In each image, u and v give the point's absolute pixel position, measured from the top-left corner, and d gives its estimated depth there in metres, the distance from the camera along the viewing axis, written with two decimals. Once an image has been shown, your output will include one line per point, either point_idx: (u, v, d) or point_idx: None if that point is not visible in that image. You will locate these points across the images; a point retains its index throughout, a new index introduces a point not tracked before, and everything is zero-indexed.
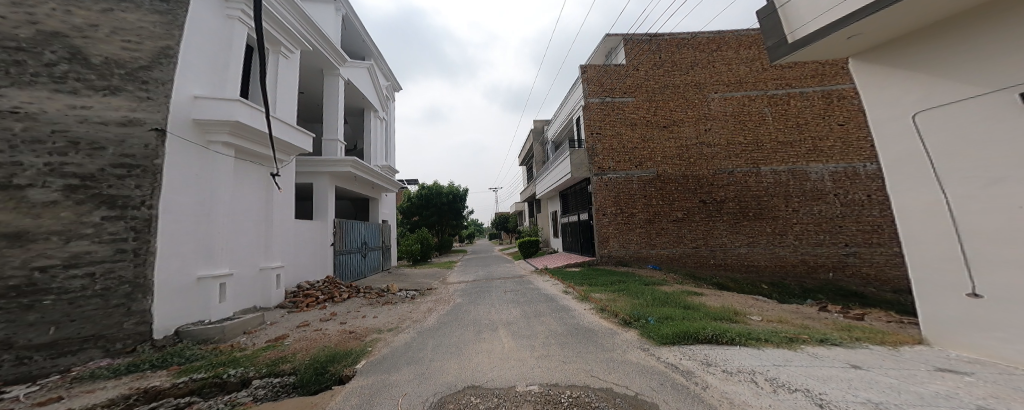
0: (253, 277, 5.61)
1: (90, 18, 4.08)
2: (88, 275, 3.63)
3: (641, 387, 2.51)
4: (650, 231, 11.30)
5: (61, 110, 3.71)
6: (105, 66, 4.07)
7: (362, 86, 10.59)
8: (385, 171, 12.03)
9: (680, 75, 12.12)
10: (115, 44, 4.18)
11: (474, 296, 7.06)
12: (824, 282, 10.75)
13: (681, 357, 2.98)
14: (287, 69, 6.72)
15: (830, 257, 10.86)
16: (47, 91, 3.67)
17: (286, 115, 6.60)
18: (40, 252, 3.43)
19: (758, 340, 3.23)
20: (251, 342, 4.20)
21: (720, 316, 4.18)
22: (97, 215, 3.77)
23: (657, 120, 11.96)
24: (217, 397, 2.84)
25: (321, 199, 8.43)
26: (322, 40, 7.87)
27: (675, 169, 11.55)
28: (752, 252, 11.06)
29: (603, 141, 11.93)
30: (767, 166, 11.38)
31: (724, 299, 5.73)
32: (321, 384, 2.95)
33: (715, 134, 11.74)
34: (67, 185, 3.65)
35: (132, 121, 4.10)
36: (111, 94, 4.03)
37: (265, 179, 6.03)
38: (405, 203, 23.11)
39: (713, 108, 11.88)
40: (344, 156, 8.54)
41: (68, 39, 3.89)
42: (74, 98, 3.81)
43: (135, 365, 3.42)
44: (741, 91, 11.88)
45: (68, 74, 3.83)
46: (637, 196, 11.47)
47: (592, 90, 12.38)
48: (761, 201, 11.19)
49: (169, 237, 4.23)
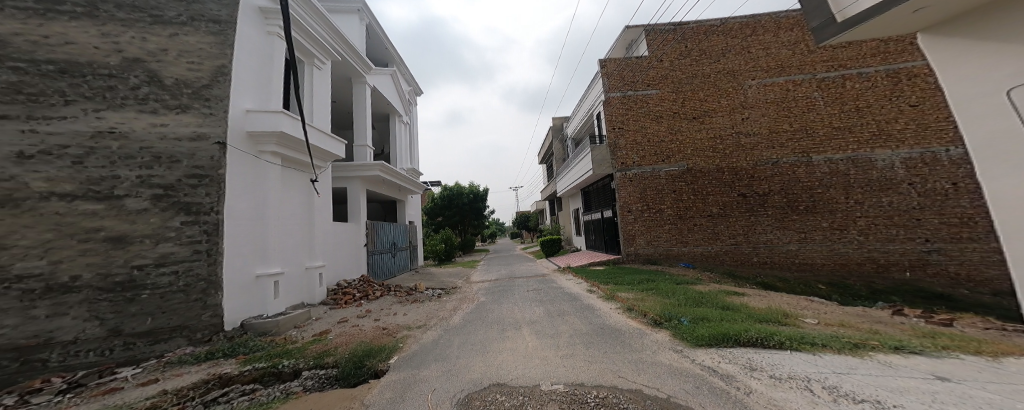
0: (301, 275, 6.04)
1: (162, 43, 4.63)
2: (173, 273, 4.22)
3: (673, 389, 2.37)
4: (680, 228, 10.62)
5: (146, 128, 4.31)
6: (175, 86, 4.60)
7: (387, 92, 11.20)
8: (410, 173, 12.55)
9: (710, 63, 11.32)
10: (182, 66, 4.69)
11: (498, 295, 7.10)
12: (899, 283, 9.29)
13: (719, 361, 2.74)
14: (320, 80, 7.06)
15: (906, 255, 9.43)
16: (134, 112, 4.28)
17: (322, 122, 6.93)
18: (136, 253, 4.05)
19: (814, 345, 2.84)
20: (301, 336, 4.59)
21: (767, 318, 3.75)
22: (177, 220, 4.34)
23: (685, 111, 11.23)
24: (274, 385, 3.22)
25: (354, 203, 8.92)
26: (352, 51, 8.30)
27: (708, 162, 10.76)
28: (803, 249, 9.99)
29: (625, 135, 11.36)
30: (821, 155, 10.24)
31: (770, 300, 5.18)
32: (359, 377, 3.19)
33: (753, 123, 10.80)
34: (154, 194, 4.24)
35: (200, 135, 4.62)
36: (181, 112, 4.57)
37: (307, 185, 6.40)
38: (429, 204, 23.84)
39: (750, 96, 10.96)
40: (372, 160, 8.95)
41: (146, 64, 4.47)
42: (155, 117, 4.40)
43: (211, 353, 3.92)
44: (783, 76, 10.89)
45: (149, 95, 4.41)
46: (664, 191, 10.82)
47: (613, 85, 11.77)
48: (814, 194, 10.07)
49: (232, 239, 4.68)
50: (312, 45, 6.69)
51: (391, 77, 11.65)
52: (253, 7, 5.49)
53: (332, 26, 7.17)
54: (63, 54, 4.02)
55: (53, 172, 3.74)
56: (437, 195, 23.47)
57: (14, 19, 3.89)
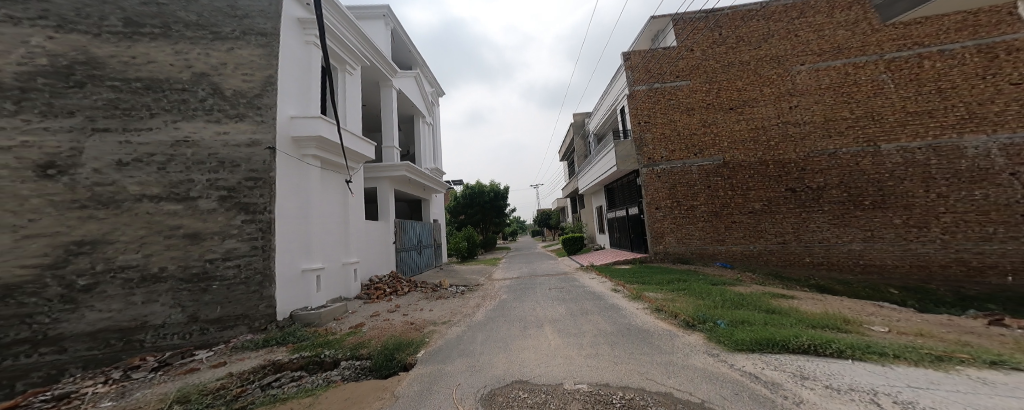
0: (338, 271, 6.50)
1: (221, 57, 5.16)
2: (236, 266, 4.76)
3: (707, 394, 2.18)
4: (716, 225, 9.98)
5: (213, 137, 4.89)
6: (233, 96, 5.14)
7: (411, 93, 11.77)
8: (434, 173, 13.05)
9: (749, 50, 10.47)
10: (238, 78, 5.21)
11: (520, 292, 7.06)
12: (999, 288, 8.21)
13: (763, 367, 2.47)
14: (352, 84, 7.53)
15: (1010, 256, 8.33)
16: (202, 121, 4.88)
17: (354, 126, 7.36)
18: (208, 248, 4.65)
19: (880, 355, 2.45)
20: (339, 328, 4.94)
21: (822, 325, 3.32)
22: (238, 219, 4.87)
23: (720, 102, 10.50)
24: (317, 373, 3.49)
25: (383, 202, 9.43)
26: (379, 57, 8.82)
27: (748, 155, 10.01)
28: (869, 248, 9.06)
29: (652, 129, 10.81)
30: (891, 143, 9.29)
31: (826, 305, 4.68)
32: (390, 369, 3.34)
33: (803, 112, 9.94)
34: (220, 195, 4.81)
35: (254, 142, 5.13)
36: (240, 120, 5.10)
37: (342, 186, 6.89)
38: (451, 203, 24.26)
39: (799, 83, 10.06)
40: (398, 161, 9.44)
41: (210, 77, 5.04)
42: (219, 125, 4.96)
43: (267, 341, 4.36)
44: (839, 59, 9.90)
45: (214, 106, 4.99)
46: (697, 186, 10.20)
47: (638, 77, 11.21)
48: (883, 187, 9.13)
49: (280, 236, 5.18)
50: (344, 52, 7.17)
51: (415, 80, 12.17)
52: (293, 19, 5.94)
53: (360, 32, 7.54)
54: (148, 73, 4.69)
55: (144, 177, 4.43)
56: (459, 193, 23.90)
57: (109, 42, 4.53)
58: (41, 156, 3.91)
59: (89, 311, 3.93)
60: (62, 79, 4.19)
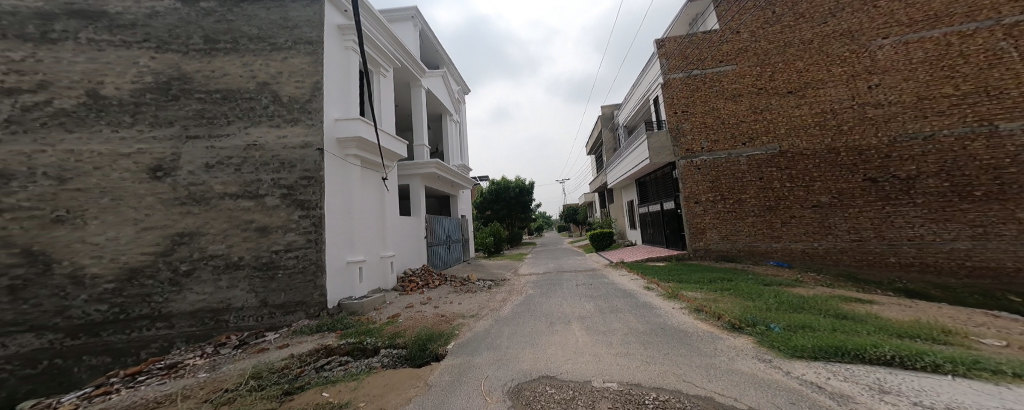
0: (377, 263, 6.96)
1: (279, 67, 5.80)
2: (295, 257, 5.31)
3: (756, 401, 1.91)
4: (770, 221, 8.98)
5: (275, 140, 5.52)
6: (289, 102, 5.73)
7: (439, 92, 12.35)
8: (461, 169, 13.56)
9: (813, 26, 9.22)
10: (293, 85, 5.78)
11: (547, 288, 6.93)
12: None
13: (828, 377, 2.11)
14: (386, 86, 8.14)
15: None
16: (266, 127, 5.54)
17: (387, 125, 7.94)
18: (274, 241, 5.27)
19: (996, 372, 1.96)
20: (379, 317, 5.28)
21: (915, 335, 2.74)
22: (296, 214, 5.41)
23: (776, 85, 9.38)
24: (361, 358, 3.76)
25: (416, 198, 9.97)
26: (409, 58, 9.38)
27: (813, 143, 8.87)
28: (980, 248, 7.53)
29: (691, 119, 9.99)
30: (1016, 122, 7.60)
31: (919, 313, 3.93)
32: (422, 359, 3.47)
33: (886, 92, 8.54)
34: (281, 193, 5.41)
35: (307, 144, 5.64)
36: (295, 124, 5.67)
37: (378, 182, 7.40)
38: (479, 199, 24.59)
39: (881, 58, 8.65)
40: (428, 158, 9.89)
41: (271, 86, 5.72)
42: (279, 129, 5.58)
43: (321, 327, 4.81)
44: (938, 27, 8.31)
45: (275, 113, 5.62)
46: (746, 179, 9.27)
47: (673, 65, 10.37)
48: (1003, 175, 7.54)
49: (327, 229, 5.61)
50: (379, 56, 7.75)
51: (442, 79, 12.79)
52: (333, 25, 6.38)
53: (391, 34, 8.08)
54: (224, 84, 5.51)
55: (227, 177, 5.22)
56: (486, 189, 24.26)
57: (194, 59, 5.45)
58: (152, 161, 4.91)
59: (190, 293, 4.78)
60: (162, 94, 5.19)
